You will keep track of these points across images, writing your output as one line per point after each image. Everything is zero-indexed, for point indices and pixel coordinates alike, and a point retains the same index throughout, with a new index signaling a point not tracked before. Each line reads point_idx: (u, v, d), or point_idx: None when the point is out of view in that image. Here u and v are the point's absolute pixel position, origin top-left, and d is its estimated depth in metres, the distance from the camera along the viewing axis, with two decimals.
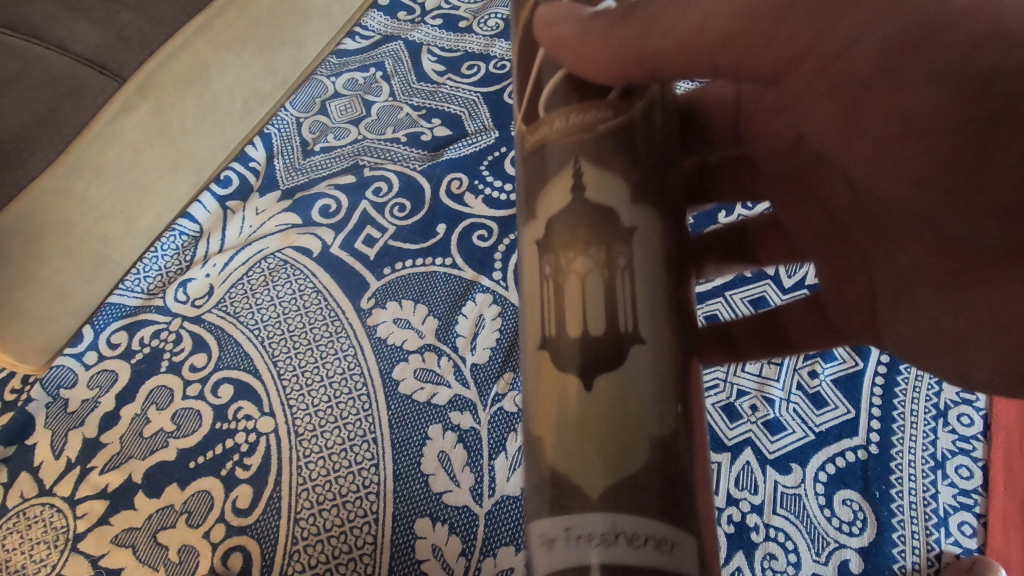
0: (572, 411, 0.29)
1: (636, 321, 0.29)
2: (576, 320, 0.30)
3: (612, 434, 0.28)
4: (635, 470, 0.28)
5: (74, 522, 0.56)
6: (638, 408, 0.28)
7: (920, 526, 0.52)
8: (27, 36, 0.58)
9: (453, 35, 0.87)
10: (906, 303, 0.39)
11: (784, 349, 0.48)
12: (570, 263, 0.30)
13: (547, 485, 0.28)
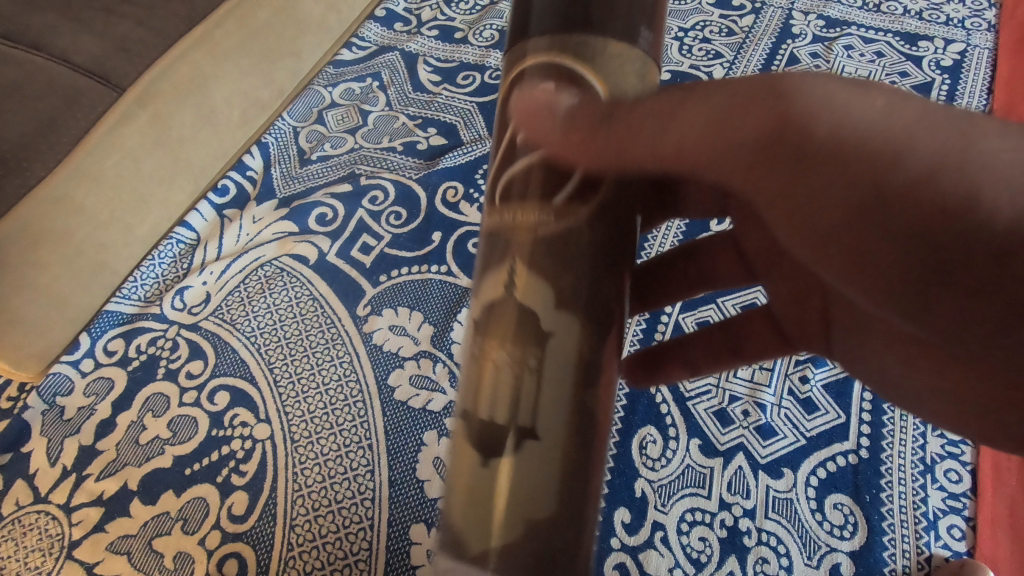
0: (477, 482, 0.31)
1: (533, 420, 0.31)
2: (485, 402, 0.32)
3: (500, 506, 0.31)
4: (508, 544, 0.30)
5: (69, 529, 0.55)
6: (517, 494, 0.31)
7: (910, 529, 0.53)
8: (29, 48, 0.59)
9: (449, 46, 0.89)
10: (857, 343, 0.43)
11: (738, 360, 0.50)
12: (493, 353, 0.32)
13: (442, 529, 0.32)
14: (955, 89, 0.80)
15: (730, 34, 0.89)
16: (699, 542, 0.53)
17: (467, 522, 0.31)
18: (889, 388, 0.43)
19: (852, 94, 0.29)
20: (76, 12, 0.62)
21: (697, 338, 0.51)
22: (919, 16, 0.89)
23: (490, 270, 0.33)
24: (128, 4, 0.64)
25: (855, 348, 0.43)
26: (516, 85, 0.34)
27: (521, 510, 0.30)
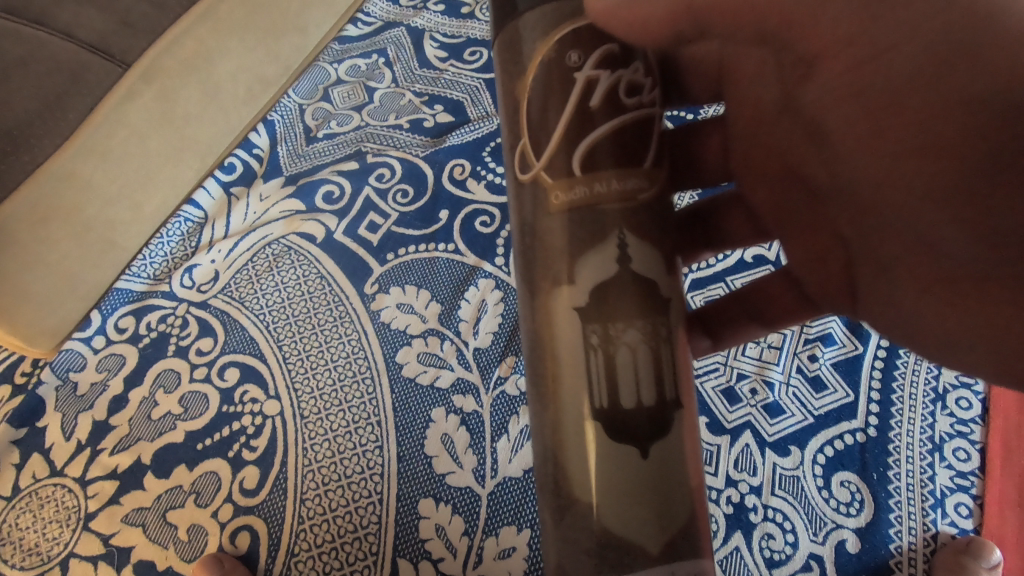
0: (628, 477, 0.30)
1: (675, 391, 0.31)
2: (626, 389, 0.30)
3: (657, 494, 0.30)
4: (681, 522, 0.30)
5: (85, 502, 0.57)
6: (677, 473, 0.30)
7: (917, 506, 0.53)
8: (30, 21, 0.58)
9: (456, 21, 0.87)
10: (889, 290, 0.39)
11: (760, 325, 0.49)
12: (619, 335, 0.30)
13: (594, 543, 0.30)
14: None
15: None
16: None
17: (628, 520, 0.30)
18: (928, 343, 0.39)
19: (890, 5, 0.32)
20: None
21: (718, 309, 0.49)
22: None
23: (597, 249, 0.30)
24: None
25: (883, 300, 0.40)
26: (563, 60, 0.30)
27: (683, 487, 0.31)
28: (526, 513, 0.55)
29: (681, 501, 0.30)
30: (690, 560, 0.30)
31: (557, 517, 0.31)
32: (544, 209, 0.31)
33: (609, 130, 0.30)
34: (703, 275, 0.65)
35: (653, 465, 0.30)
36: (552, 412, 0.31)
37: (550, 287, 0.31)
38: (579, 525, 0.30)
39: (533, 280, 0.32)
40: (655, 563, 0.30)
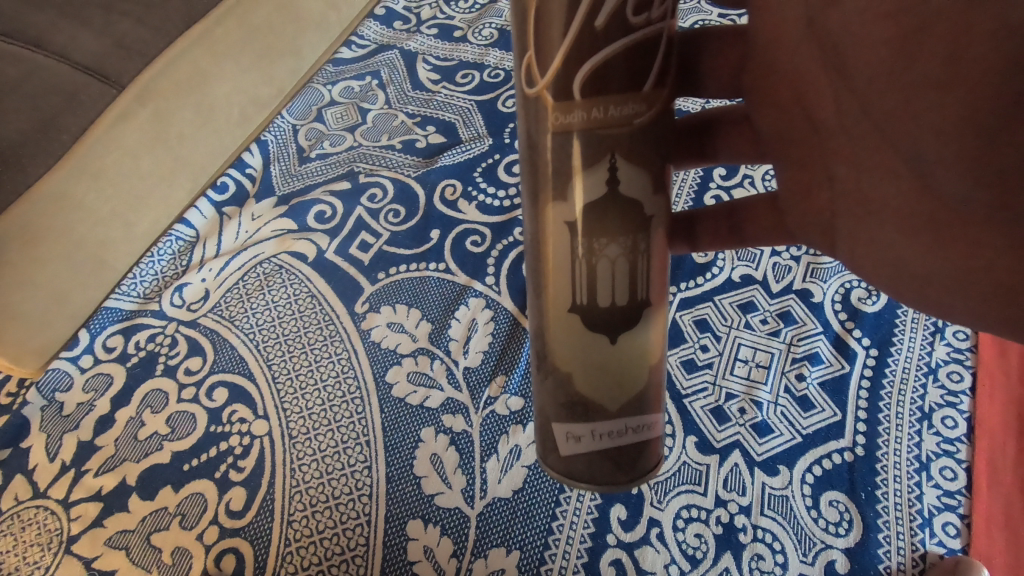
0: (598, 358, 0.36)
1: (649, 291, 0.36)
2: (604, 291, 0.35)
3: (620, 372, 0.37)
4: (636, 392, 0.38)
5: (68, 524, 0.56)
6: (638, 359, 0.37)
7: (905, 526, 0.53)
8: (28, 45, 0.60)
9: (449, 45, 0.89)
10: (867, 231, 0.40)
11: (737, 242, 0.50)
12: (603, 248, 0.34)
13: (566, 401, 0.38)
14: None
15: None
16: (695, 538, 0.53)
17: (595, 386, 0.37)
18: (906, 283, 0.40)
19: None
20: (76, 9, 0.62)
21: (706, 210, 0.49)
22: None
23: (592, 171, 0.33)
24: (128, 2, 0.64)
25: (862, 240, 0.41)
26: None
27: (645, 364, 0.37)
28: (515, 536, 0.54)
29: (640, 373, 0.37)
30: (639, 416, 0.38)
31: (543, 374, 0.39)
32: (545, 126, 0.32)
33: (623, 49, 0.30)
34: (691, 294, 0.65)
35: (619, 350, 0.36)
36: (540, 298, 0.37)
37: (545, 199, 0.34)
38: (558, 386, 0.38)
39: (535, 189, 0.34)
40: (614, 417, 0.38)
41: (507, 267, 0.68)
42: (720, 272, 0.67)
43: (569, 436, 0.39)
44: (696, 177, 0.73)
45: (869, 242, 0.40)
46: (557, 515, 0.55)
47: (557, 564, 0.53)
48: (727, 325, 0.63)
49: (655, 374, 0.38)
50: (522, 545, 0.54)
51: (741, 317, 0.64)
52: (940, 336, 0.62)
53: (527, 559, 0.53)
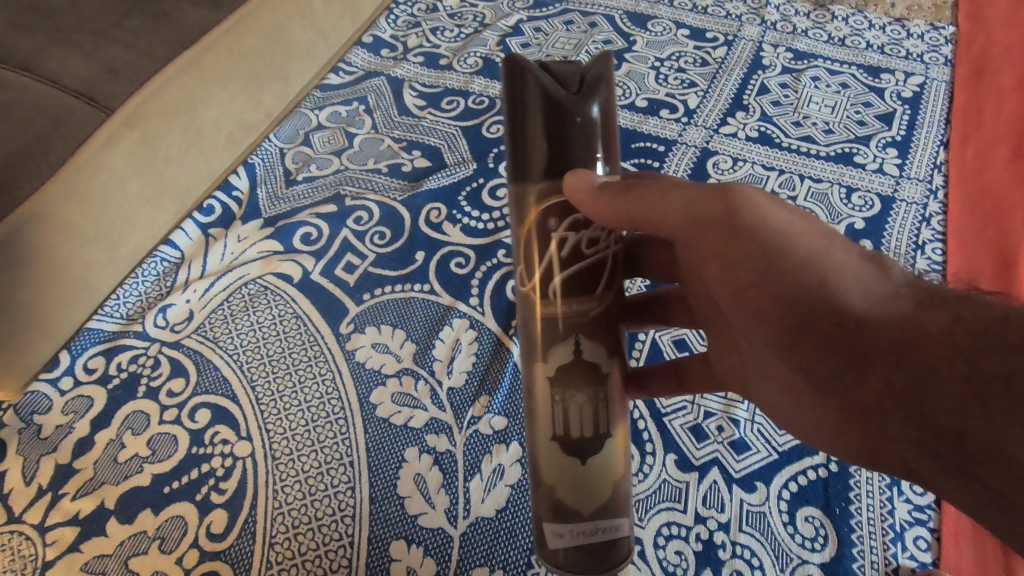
0: (573, 474, 0.42)
1: (610, 424, 0.42)
2: (574, 426, 0.42)
3: (590, 485, 0.42)
4: (604, 501, 0.42)
5: (43, 550, 0.55)
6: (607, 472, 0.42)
7: (878, 541, 0.54)
8: (17, 68, 0.61)
9: (434, 72, 0.92)
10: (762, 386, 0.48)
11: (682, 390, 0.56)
12: (571, 396, 0.42)
13: (548, 502, 0.42)
14: (915, 119, 0.85)
15: (704, 64, 0.94)
16: (675, 555, 0.54)
17: (575, 497, 0.42)
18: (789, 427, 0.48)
19: (772, 207, 0.40)
20: (66, 35, 0.64)
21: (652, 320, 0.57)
22: (880, 49, 0.94)
23: (561, 344, 0.42)
24: (120, 29, 0.66)
25: (764, 396, 0.48)
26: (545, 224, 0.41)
27: (609, 480, 0.42)
28: (499, 554, 0.55)
29: (605, 491, 0.42)
30: (612, 519, 0.42)
31: (534, 485, 0.44)
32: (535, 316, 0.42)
33: (584, 268, 0.41)
34: None
35: (586, 467, 0.42)
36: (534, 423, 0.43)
37: (529, 364, 0.43)
38: (542, 496, 0.43)
39: (529, 350, 0.43)
40: (587, 520, 0.42)
41: (491, 288, 0.70)
42: None
43: (553, 532, 0.42)
44: None
45: (764, 394, 0.48)
46: None
47: None
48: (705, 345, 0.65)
49: (621, 485, 0.42)
50: (505, 564, 0.54)
51: None
52: None
53: None
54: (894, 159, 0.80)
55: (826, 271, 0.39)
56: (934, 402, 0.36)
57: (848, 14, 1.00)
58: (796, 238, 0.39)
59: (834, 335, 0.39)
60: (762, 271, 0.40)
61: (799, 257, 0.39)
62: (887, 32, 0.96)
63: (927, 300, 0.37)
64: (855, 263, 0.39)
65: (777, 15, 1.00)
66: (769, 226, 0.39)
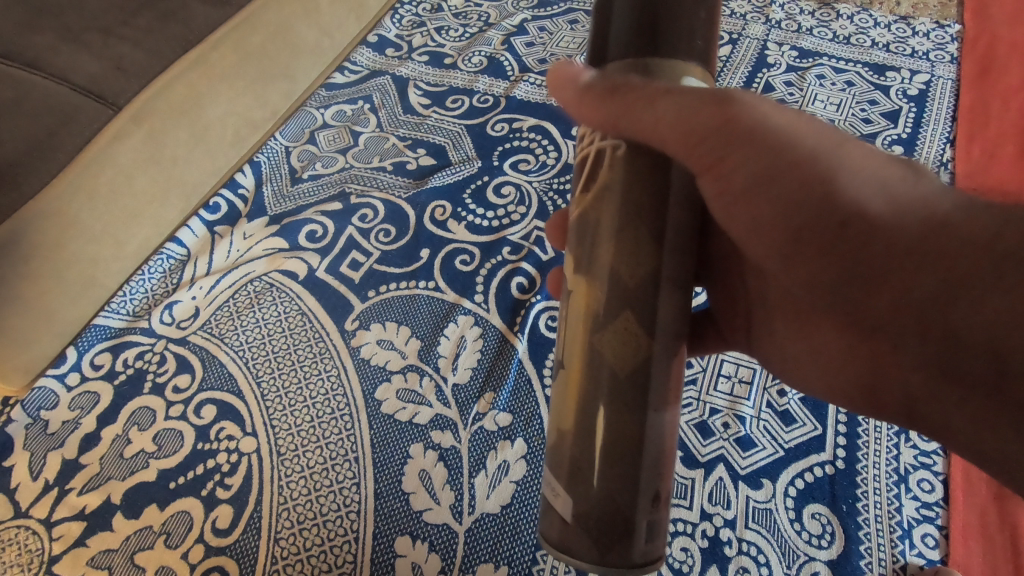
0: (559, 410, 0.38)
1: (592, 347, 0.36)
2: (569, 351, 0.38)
3: (567, 427, 0.37)
4: (577, 457, 0.36)
5: (49, 544, 0.55)
6: (580, 418, 0.36)
7: (885, 538, 0.54)
8: (25, 66, 0.61)
9: (439, 71, 0.92)
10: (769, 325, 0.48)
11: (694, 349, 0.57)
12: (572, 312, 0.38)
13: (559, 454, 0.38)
14: (921, 117, 0.85)
15: (708, 62, 0.94)
16: (681, 552, 0.54)
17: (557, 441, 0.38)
18: (795, 373, 0.47)
19: (771, 107, 0.34)
20: (75, 34, 0.64)
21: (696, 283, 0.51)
22: (886, 46, 0.94)
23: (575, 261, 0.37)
24: (127, 27, 0.66)
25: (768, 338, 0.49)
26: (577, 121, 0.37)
27: (565, 433, 0.37)
28: (504, 551, 0.54)
29: (557, 456, 0.37)
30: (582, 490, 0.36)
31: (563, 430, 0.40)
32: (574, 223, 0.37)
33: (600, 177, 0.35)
34: None
35: (567, 400, 0.37)
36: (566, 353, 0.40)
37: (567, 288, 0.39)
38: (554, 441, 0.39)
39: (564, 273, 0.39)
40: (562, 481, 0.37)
41: (496, 286, 0.70)
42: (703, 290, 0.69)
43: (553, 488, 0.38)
44: None
45: (773, 327, 0.47)
46: None
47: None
48: None
49: (601, 443, 0.35)
50: (510, 560, 0.54)
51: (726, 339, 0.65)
52: None
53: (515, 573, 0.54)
54: (900, 156, 0.80)
55: (831, 164, 0.33)
56: (963, 312, 0.32)
57: (854, 12, 0.99)
58: (794, 134, 0.34)
59: (840, 239, 0.34)
60: (756, 174, 0.35)
61: (824, 158, 0.34)
62: (892, 30, 0.96)
63: (967, 203, 0.32)
64: (870, 162, 0.33)
65: (782, 14, 1.00)
66: (768, 121, 0.34)
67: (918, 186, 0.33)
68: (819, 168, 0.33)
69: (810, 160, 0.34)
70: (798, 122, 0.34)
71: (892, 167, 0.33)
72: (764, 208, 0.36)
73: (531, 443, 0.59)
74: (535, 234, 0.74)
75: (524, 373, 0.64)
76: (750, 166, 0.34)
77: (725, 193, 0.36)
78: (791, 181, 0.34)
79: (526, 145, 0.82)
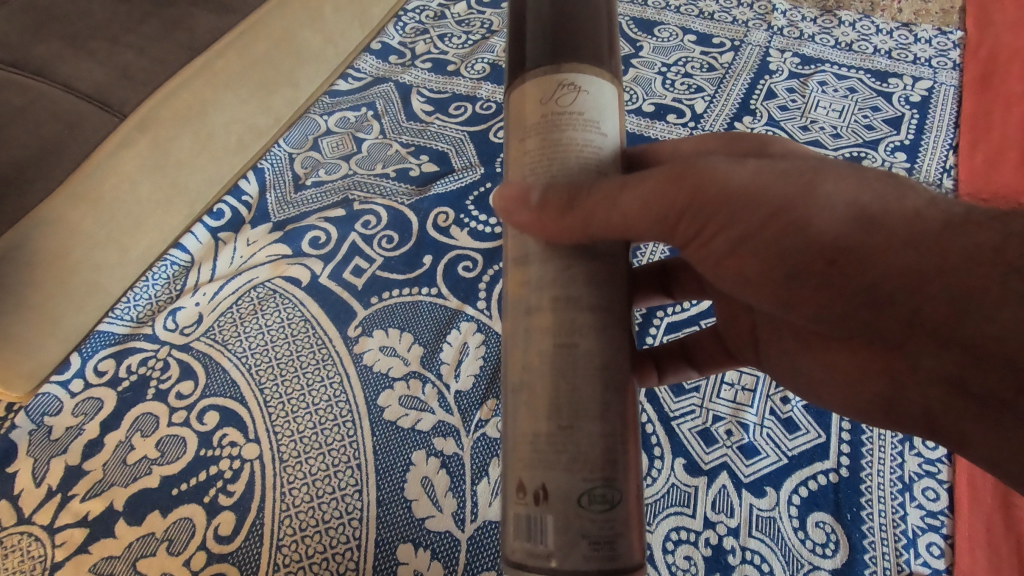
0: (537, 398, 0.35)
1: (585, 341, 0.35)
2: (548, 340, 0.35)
3: (555, 417, 0.34)
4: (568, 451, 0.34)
5: (52, 551, 0.55)
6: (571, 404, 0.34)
7: (890, 546, 0.53)
8: (32, 74, 0.62)
9: (442, 78, 0.93)
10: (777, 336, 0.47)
11: (691, 368, 0.57)
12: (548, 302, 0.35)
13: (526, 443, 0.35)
14: (924, 123, 0.85)
15: (711, 69, 0.94)
16: (684, 560, 0.53)
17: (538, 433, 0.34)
18: (801, 382, 0.47)
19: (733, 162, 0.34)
20: (82, 41, 0.65)
21: None
22: (888, 53, 0.94)
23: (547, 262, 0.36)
24: (133, 35, 0.68)
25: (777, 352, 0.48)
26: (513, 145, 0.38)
27: (556, 425, 0.34)
28: None
29: (517, 467, 0.35)
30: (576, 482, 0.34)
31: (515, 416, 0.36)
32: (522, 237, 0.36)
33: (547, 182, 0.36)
34: (678, 319, 0.67)
35: (547, 393, 0.35)
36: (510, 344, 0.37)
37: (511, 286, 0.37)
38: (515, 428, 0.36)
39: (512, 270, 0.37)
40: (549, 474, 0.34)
41: (498, 292, 0.70)
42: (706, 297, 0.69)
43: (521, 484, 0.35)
44: None
45: (778, 344, 0.47)
46: None
47: None
48: None
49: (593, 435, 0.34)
50: None
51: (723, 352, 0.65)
52: None
53: None
54: (904, 162, 0.80)
55: (808, 213, 0.32)
56: (976, 325, 0.32)
57: (856, 19, 1.00)
58: (764, 188, 0.33)
59: (831, 277, 0.33)
60: (740, 232, 0.34)
61: (801, 215, 0.32)
62: (895, 36, 0.96)
63: (948, 214, 0.32)
64: (847, 193, 0.32)
65: (784, 21, 1.00)
66: (732, 178, 0.33)
67: (900, 203, 0.32)
68: (798, 217, 0.32)
69: (792, 213, 0.32)
70: (767, 169, 0.33)
71: (869, 185, 0.33)
72: (753, 261, 0.35)
73: None
74: None
75: None
76: (731, 225, 0.34)
77: (715, 242, 0.35)
78: (772, 235, 0.33)
79: None
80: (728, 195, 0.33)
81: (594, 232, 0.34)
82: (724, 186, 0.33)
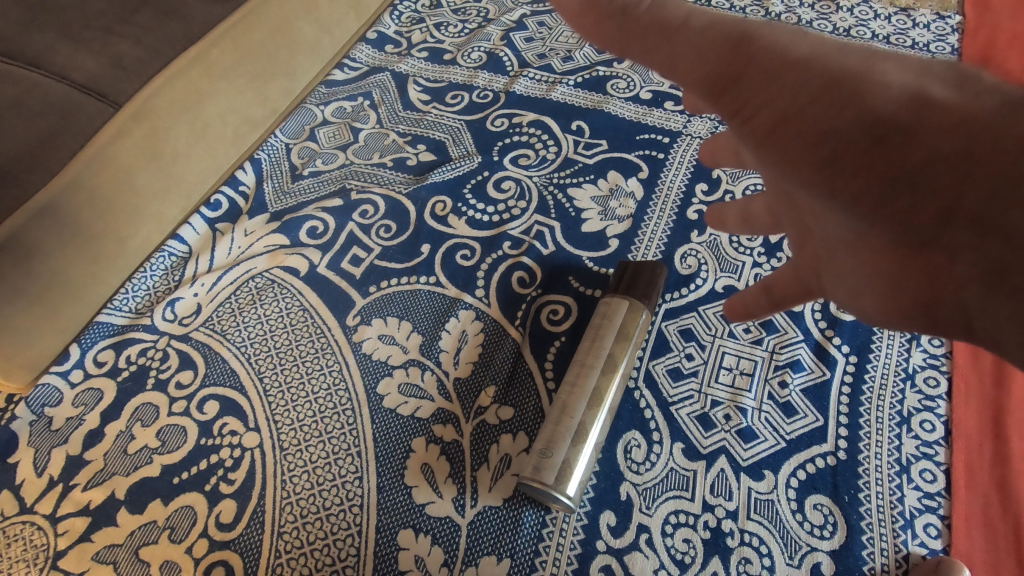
0: None
1: None
2: None
3: None
4: None
5: (55, 539, 0.55)
6: None
7: (887, 528, 0.54)
8: (28, 65, 0.61)
9: (438, 67, 0.92)
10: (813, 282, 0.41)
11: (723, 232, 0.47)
12: None
13: None
14: None
15: None
16: (683, 543, 0.54)
17: None
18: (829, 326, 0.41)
19: (792, 38, 0.31)
20: (76, 32, 0.64)
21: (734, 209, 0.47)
22: (886, 38, 0.93)
23: None
24: (127, 24, 0.66)
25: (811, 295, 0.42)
26: None
27: None
28: (506, 543, 0.55)
29: None
30: None
31: None
32: None
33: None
34: (676, 305, 0.67)
35: None
36: None
37: None
38: None
39: None
40: None
41: (497, 280, 0.70)
42: (704, 283, 0.69)
43: None
44: (679, 194, 0.77)
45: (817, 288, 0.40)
46: (547, 523, 0.55)
47: (549, 570, 0.53)
48: (711, 334, 0.65)
49: None
50: (513, 553, 0.54)
51: (724, 326, 0.66)
52: (916, 344, 0.64)
53: (519, 565, 0.54)
54: None
55: (860, 87, 0.29)
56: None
57: (854, 4, 0.99)
58: (810, 56, 0.30)
59: (875, 159, 0.29)
60: (785, 108, 0.31)
61: (852, 78, 0.29)
62: (892, 21, 0.96)
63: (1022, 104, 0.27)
64: (903, 77, 0.29)
65: (782, 7, 1.00)
66: (779, 46, 0.31)
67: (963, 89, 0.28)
68: (849, 90, 0.29)
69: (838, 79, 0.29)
70: (823, 49, 0.31)
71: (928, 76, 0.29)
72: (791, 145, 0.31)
73: (533, 437, 0.59)
74: (536, 228, 0.74)
75: (524, 365, 0.64)
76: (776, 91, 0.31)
77: (751, 119, 0.32)
78: (823, 107, 0.30)
79: (526, 140, 0.83)
80: (773, 61, 0.31)
81: (630, 54, 0.34)
82: (773, 52, 0.31)
